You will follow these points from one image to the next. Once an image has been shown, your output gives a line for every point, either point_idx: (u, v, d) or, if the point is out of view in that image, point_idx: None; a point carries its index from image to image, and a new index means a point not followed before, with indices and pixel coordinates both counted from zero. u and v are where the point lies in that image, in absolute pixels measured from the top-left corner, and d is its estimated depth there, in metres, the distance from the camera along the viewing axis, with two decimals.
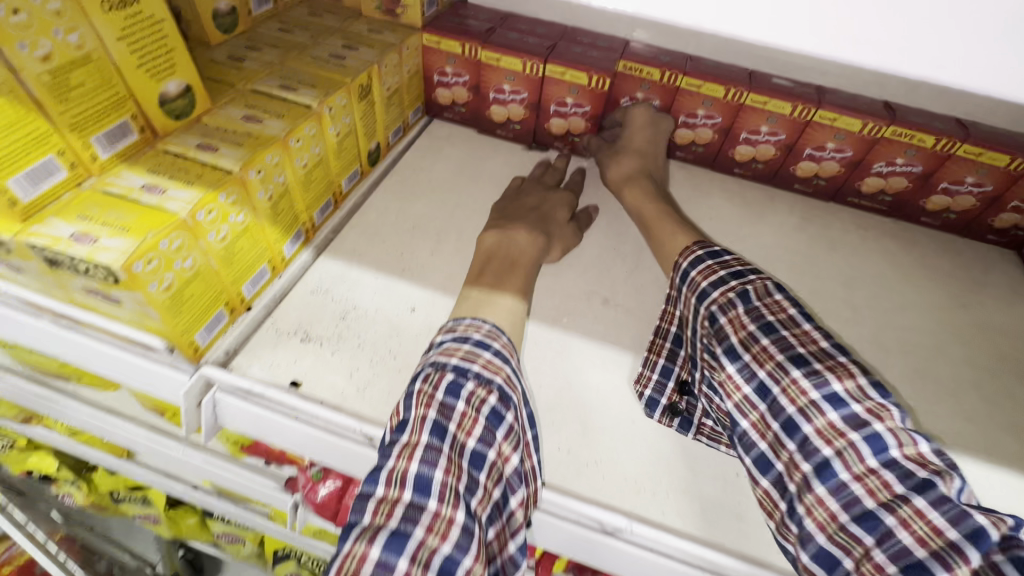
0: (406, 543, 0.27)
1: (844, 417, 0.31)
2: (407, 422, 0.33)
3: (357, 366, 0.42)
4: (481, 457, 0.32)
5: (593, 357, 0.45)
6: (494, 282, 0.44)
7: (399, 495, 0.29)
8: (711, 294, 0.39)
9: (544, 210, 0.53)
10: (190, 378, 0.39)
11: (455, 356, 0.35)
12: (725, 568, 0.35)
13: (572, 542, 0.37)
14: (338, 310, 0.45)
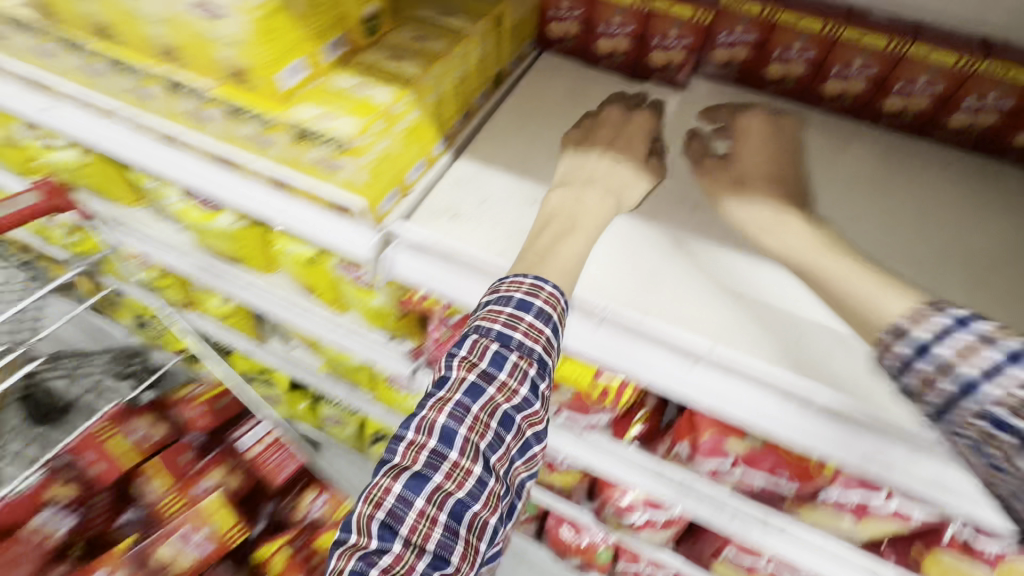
0: (425, 485, 0.42)
1: None
2: (447, 378, 0.46)
3: (492, 235, 0.54)
4: (509, 421, 0.45)
5: (681, 240, 0.55)
6: (551, 243, 0.52)
7: (427, 440, 0.44)
8: (979, 380, 0.35)
9: (614, 159, 0.58)
10: (376, 233, 0.52)
11: (500, 321, 0.46)
12: (791, 384, 0.46)
13: (664, 365, 0.49)
14: (477, 197, 0.57)
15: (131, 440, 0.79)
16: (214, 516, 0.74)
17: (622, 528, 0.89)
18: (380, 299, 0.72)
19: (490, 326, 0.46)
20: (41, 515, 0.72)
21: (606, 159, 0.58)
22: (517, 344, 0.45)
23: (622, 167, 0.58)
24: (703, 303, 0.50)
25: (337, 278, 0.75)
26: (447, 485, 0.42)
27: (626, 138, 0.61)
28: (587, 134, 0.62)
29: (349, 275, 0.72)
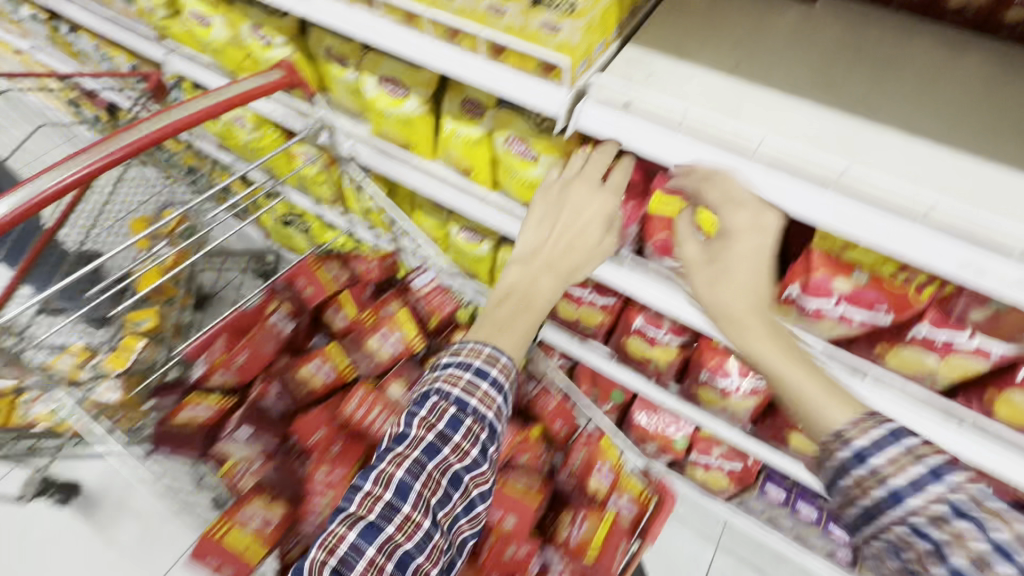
0: (376, 535, 0.57)
1: None
2: (408, 437, 0.63)
3: (664, 92, 0.68)
4: (458, 479, 0.63)
5: (810, 109, 0.67)
6: (508, 317, 0.73)
7: (383, 492, 0.60)
8: (905, 489, 0.50)
9: (574, 242, 0.75)
10: (569, 93, 0.69)
11: (458, 386, 0.66)
12: (902, 198, 0.57)
13: (794, 192, 0.61)
14: (644, 70, 0.71)
15: (331, 275, 1.00)
16: (402, 322, 0.92)
17: (713, 395, 1.04)
18: (540, 170, 0.88)
19: (450, 389, 0.66)
20: (272, 317, 0.93)
21: (562, 243, 0.76)
22: (473, 409, 0.65)
23: (576, 251, 0.75)
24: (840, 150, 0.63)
25: (498, 157, 0.93)
26: (397, 535, 0.57)
27: (586, 219, 0.76)
28: (551, 211, 0.77)
29: (514, 148, 0.88)
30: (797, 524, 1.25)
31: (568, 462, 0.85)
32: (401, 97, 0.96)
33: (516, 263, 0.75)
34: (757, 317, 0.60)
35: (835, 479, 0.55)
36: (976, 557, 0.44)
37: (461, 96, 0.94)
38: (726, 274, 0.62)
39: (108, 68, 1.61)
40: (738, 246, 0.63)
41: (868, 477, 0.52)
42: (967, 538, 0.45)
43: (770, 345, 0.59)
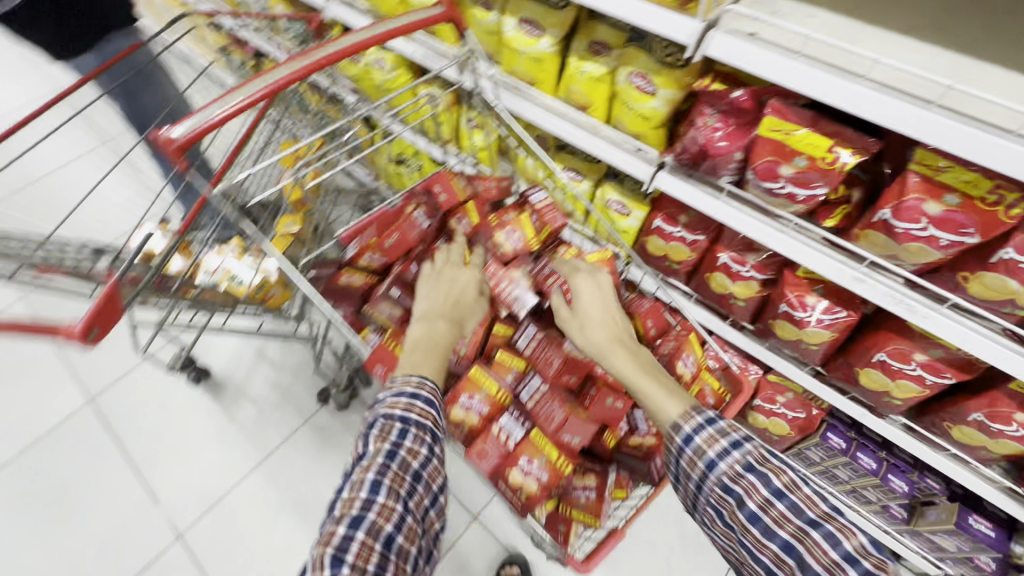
0: (360, 522, 0.64)
1: (803, 522, 0.63)
2: (366, 451, 0.72)
3: (785, 28, 0.78)
4: (419, 474, 0.72)
5: (923, 45, 0.75)
6: (421, 356, 0.84)
7: (359, 493, 0.67)
8: (716, 458, 0.72)
9: (460, 299, 0.94)
10: (700, 23, 0.80)
11: (398, 407, 0.75)
12: (999, 122, 0.66)
13: (902, 112, 0.70)
14: (770, 9, 0.81)
15: (463, 186, 1.16)
16: (523, 222, 1.05)
17: (790, 328, 1.12)
18: (656, 103, 1.00)
19: (393, 411, 0.75)
20: (415, 214, 1.10)
21: (449, 302, 0.93)
22: (415, 420, 0.75)
23: (463, 304, 0.94)
24: (948, 78, 0.71)
25: (619, 93, 1.05)
26: (379, 519, 0.65)
27: (463, 285, 0.96)
28: (431, 284, 0.95)
29: (635, 83, 1.01)
30: (854, 475, 1.32)
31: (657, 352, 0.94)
32: (536, 37, 1.11)
33: (419, 320, 0.89)
34: (614, 350, 0.86)
35: (678, 462, 0.76)
36: (762, 498, 0.67)
37: (590, 39, 1.08)
38: (584, 318, 0.90)
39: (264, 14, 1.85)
40: (586, 299, 0.92)
41: (693, 454, 0.74)
42: (757, 487, 0.68)
43: (625, 363, 0.84)
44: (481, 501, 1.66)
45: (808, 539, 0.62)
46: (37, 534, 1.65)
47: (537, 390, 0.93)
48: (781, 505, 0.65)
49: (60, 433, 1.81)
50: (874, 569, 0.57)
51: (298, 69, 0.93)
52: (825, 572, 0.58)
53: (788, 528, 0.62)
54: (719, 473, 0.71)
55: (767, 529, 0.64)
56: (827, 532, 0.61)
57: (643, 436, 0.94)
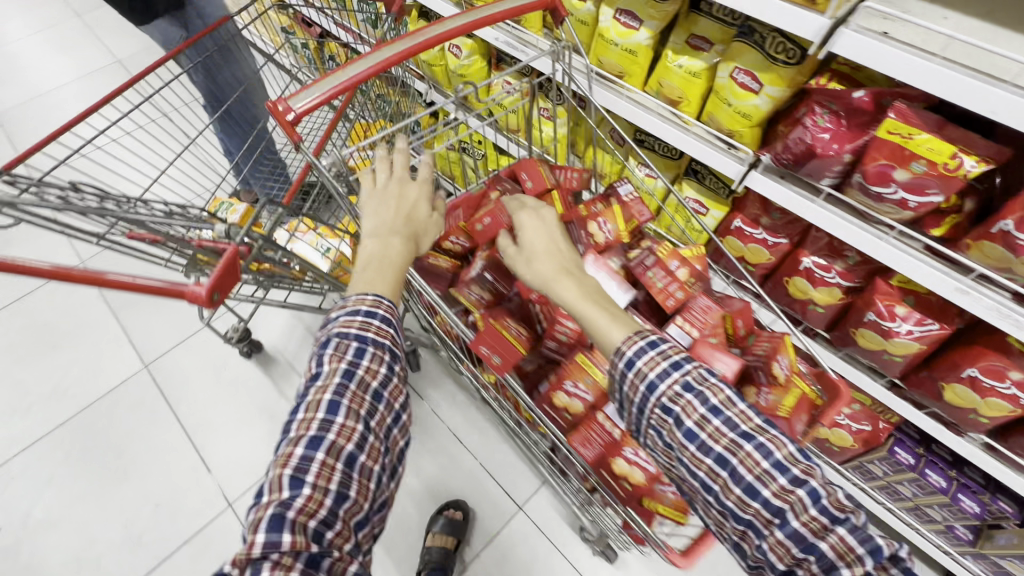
0: (320, 442, 0.74)
1: (740, 440, 0.64)
2: (320, 372, 0.80)
3: (920, 28, 0.77)
4: (379, 394, 0.81)
5: None
6: (373, 272, 0.89)
7: (317, 413, 0.76)
8: (656, 381, 0.68)
9: (414, 214, 0.98)
10: (826, 20, 0.78)
11: (354, 327, 0.82)
12: None
13: None
14: (901, 7, 0.79)
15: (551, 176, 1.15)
16: (616, 212, 1.02)
17: (873, 337, 1.10)
18: (759, 101, 0.98)
19: (347, 331, 0.82)
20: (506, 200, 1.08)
21: (402, 216, 0.96)
22: (372, 339, 0.82)
23: (416, 220, 0.97)
24: None
25: (720, 89, 1.04)
26: (338, 439, 0.75)
27: (415, 199, 0.99)
28: (379, 200, 0.96)
29: (739, 79, 0.99)
30: (921, 492, 1.29)
31: (754, 349, 0.91)
32: (634, 28, 1.09)
33: (371, 237, 0.92)
34: (559, 275, 0.80)
35: (620, 386, 0.72)
36: (698, 416, 0.66)
37: (691, 32, 1.07)
38: (529, 252, 0.86)
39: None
40: (530, 234, 0.88)
41: (634, 377, 0.70)
42: (695, 406, 0.67)
43: (571, 291, 0.79)
44: (527, 491, 1.67)
45: (742, 451, 0.64)
46: (93, 491, 1.69)
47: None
48: (717, 420, 0.66)
49: (118, 395, 1.86)
50: (799, 473, 0.62)
51: (401, 51, 0.93)
52: (755, 481, 0.62)
53: (722, 444, 0.64)
54: (661, 395, 0.68)
55: (702, 447, 0.65)
56: (760, 444, 0.64)
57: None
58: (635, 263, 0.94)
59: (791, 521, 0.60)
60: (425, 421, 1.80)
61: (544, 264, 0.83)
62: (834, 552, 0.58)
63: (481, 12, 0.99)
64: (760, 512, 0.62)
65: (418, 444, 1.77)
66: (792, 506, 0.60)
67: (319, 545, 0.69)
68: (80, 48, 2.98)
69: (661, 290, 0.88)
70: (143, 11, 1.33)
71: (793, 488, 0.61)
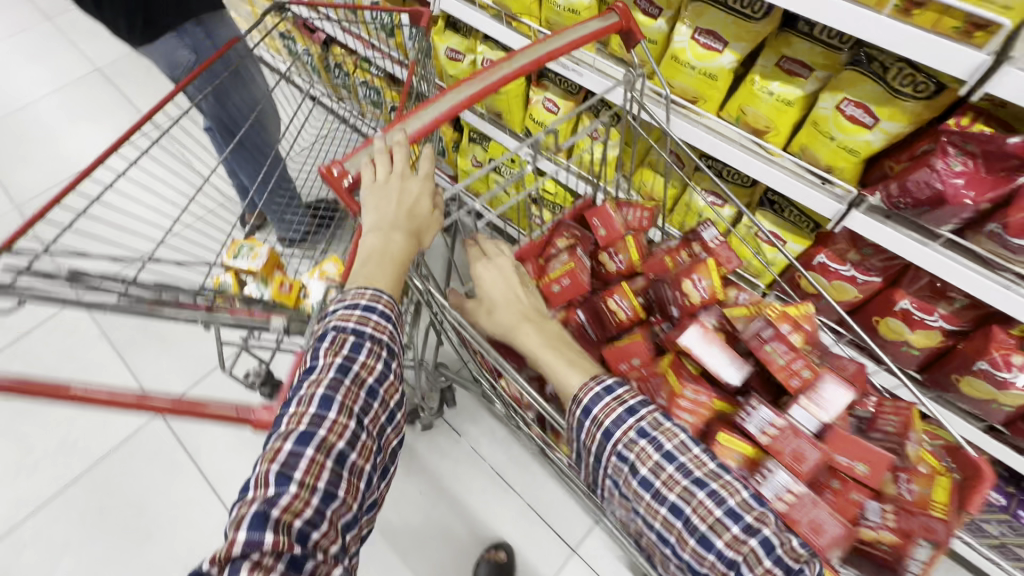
0: (310, 438, 0.70)
1: (697, 487, 0.64)
2: (314, 365, 0.76)
3: None
4: (374, 391, 0.78)
5: None
6: (372, 270, 0.80)
7: (308, 408, 0.72)
8: (612, 429, 0.69)
9: (414, 208, 0.85)
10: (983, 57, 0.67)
11: (352, 320, 0.78)
12: None
13: None
14: None
15: (625, 218, 1.04)
16: (710, 266, 0.90)
17: (979, 385, 1.01)
18: (870, 137, 0.87)
19: (345, 324, 0.78)
20: (581, 254, 0.97)
21: (402, 209, 0.83)
22: (369, 335, 0.78)
23: (417, 215, 0.86)
24: None
25: (819, 120, 0.92)
26: (329, 436, 0.71)
27: (416, 193, 0.85)
28: (381, 192, 0.81)
29: (846, 111, 0.87)
30: (1010, 532, 1.21)
31: (875, 425, 0.82)
32: (716, 51, 0.97)
33: (372, 229, 0.81)
34: (513, 327, 0.85)
35: (579, 433, 0.73)
36: (653, 464, 0.66)
37: (783, 54, 0.94)
38: (488, 303, 0.89)
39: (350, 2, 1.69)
40: (488, 285, 0.90)
41: (592, 425, 0.71)
42: (650, 453, 0.67)
43: (529, 340, 0.82)
44: (580, 531, 1.60)
45: (697, 500, 0.64)
46: (116, 553, 1.57)
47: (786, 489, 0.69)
48: (671, 467, 0.65)
49: (131, 448, 1.73)
50: (751, 521, 0.62)
51: (469, 95, 0.80)
52: (708, 531, 0.62)
53: (675, 493, 0.64)
54: (617, 443, 0.69)
55: (657, 495, 0.65)
56: (712, 491, 0.64)
57: (877, 530, 0.73)
58: (747, 332, 0.82)
59: (745, 574, 0.60)
60: (467, 459, 1.71)
61: (501, 315, 0.87)
62: None
63: (555, 42, 0.85)
64: (715, 565, 0.61)
65: (462, 485, 1.67)
66: (744, 559, 0.59)
67: (303, 546, 0.64)
68: (55, 55, 2.75)
69: (784, 366, 0.78)
70: (143, 29, 1.19)
71: (746, 537, 0.61)
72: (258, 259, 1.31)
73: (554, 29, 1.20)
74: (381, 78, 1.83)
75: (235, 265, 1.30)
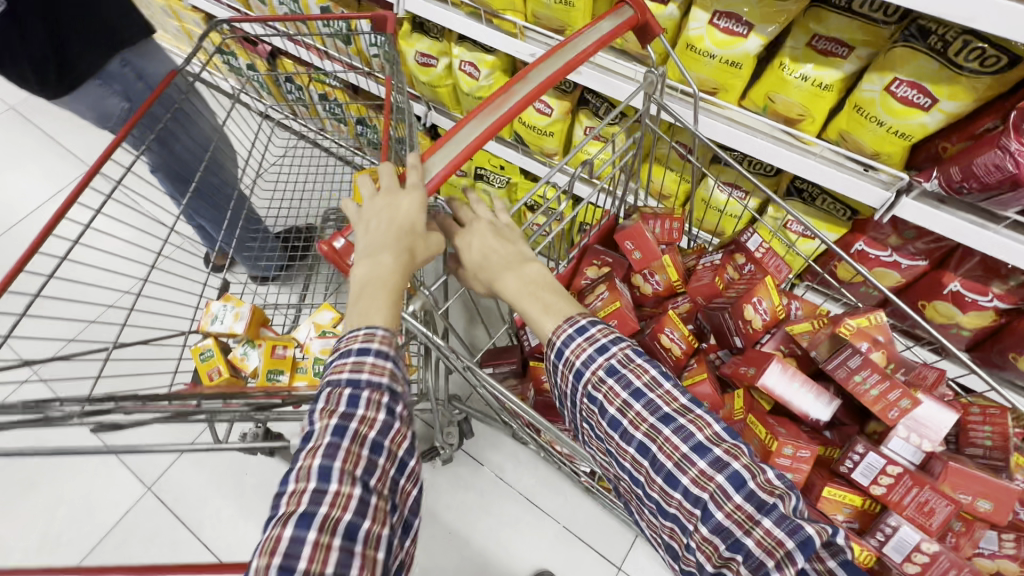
0: (311, 520, 0.51)
1: (667, 425, 0.58)
2: (311, 433, 0.57)
3: None
4: (379, 446, 0.57)
5: None
6: (368, 306, 0.62)
7: (307, 484, 0.54)
8: (583, 370, 0.63)
9: (409, 224, 0.66)
10: None
11: (346, 369, 0.59)
12: None
13: None
14: None
15: (661, 234, 0.98)
16: (768, 286, 0.88)
17: None
18: (928, 119, 0.78)
19: (339, 376, 0.59)
20: (619, 284, 0.93)
21: (386, 223, 0.66)
22: (366, 382, 0.58)
23: (415, 235, 0.67)
24: None
25: (864, 104, 0.82)
26: (333, 512, 0.52)
27: (405, 215, 0.66)
28: (369, 216, 0.67)
29: (897, 93, 0.78)
30: None
31: (970, 438, 0.78)
32: (740, 35, 0.86)
33: (361, 255, 0.65)
34: (495, 277, 0.71)
35: (553, 378, 0.68)
36: (621, 403, 0.61)
37: (815, 32, 0.84)
38: (470, 265, 0.74)
39: (296, 10, 1.51)
40: (468, 245, 0.74)
41: (562, 368, 0.65)
42: (617, 392, 0.61)
43: (515, 292, 0.70)
44: (622, 547, 1.54)
45: (662, 437, 0.58)
46: None
47: (915, 550, 0.72)
48: (638, 404, 0.60)
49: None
50: (720, 454, 0.56)
51: (487, 129, 0.66)
52: (673, 467, 0.56)
53: (641, 430, 0.59)
54: (584, 385, 0.63)
55: (624, 434, 0.60)
56: (680, 427, 0.58)
57: (995, 560, 0.75)
58: (831, 362, 0.80)
59: (715, 512, 0.54)
60: (492, 488, 1.62)
61: (484, 270, 0.73)
62: (760, 549, 0.51)
63: (573, 48, 0.72)
64: (681, 504, 0.55)
65: (492, 517, 1.58)
66: (710, 495, 0.54)
67: None
68: None
69: (880, 398, 0.76)
70: (57, 82, 1.00)
71: (713, 472, 0.55)
72: (240, 321, 1.14)
73: (545, 23, 1.07)
74: (341, 90, 1.65)
75: (213, 331, 1.15)
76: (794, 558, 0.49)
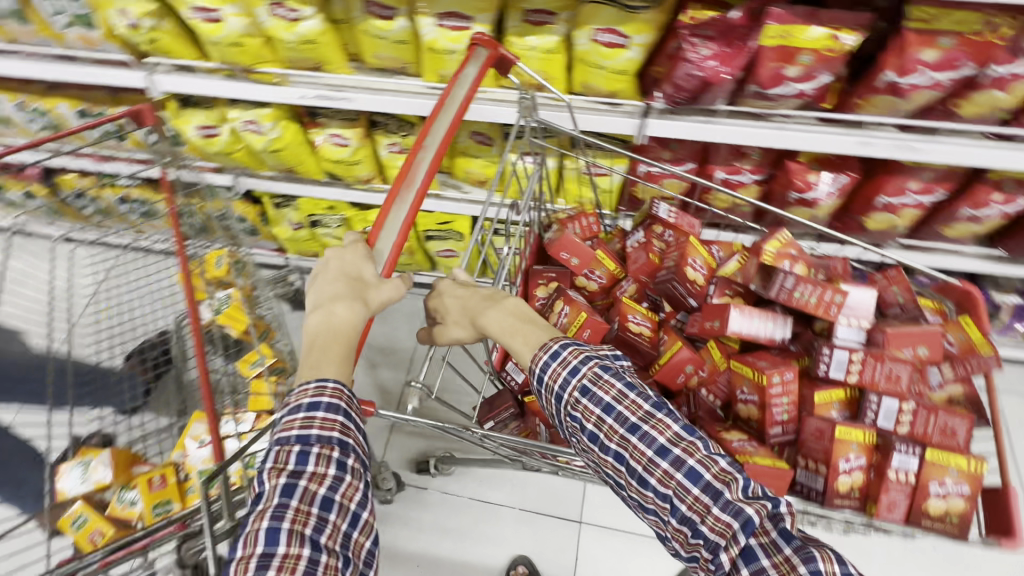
0: None
1: (631, 432, 0.67)
2: (262, 494, 0.59)
3: None
4: (329, 500, 0.58)
5: None
6: (316, 358, 0.65)
7: (255, 550, 0.54)
8: (562, 393, 0.72)
9: (354, 276, 0.70)
10: None
11: (296, 426, 0.61)
12: None
13: None
14: None
15: (592, 240, 1.18)
16: (694, 246, 1.06)
17: (801, 211, 1.18)
18: (631, 53, 0.93)
19: (289, 433, 0.61)
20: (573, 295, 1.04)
21: (341, 280, 0.70)
22: (316, 437, 0.60)
23: (362, 283, 0.69)
24: None
25: (584, 56, 0.97)
26: None
27: (353, 266, 0.70)
28: (325, 266, 0.73)
29: (601, 40, 0.92)
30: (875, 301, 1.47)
31: (887, 303, 0.96)
32: (466, 28, 0.97)
33: (315, 309, 0.69)
34: (478, 326, 0.82)
35: (547, 405, 0.75)
36: (596, 418, 0.70)
37: (524, 8, 0.96)
38: (457, 324, 0.85)
39: (50, 124, 1.40)
40: (453, 303, 0.86)
41: (546, 393, 0.74)
42: (591, 409, 0.70)
43: (501, 326, 0.80)
44: (576, 501, 1.63)
45: (632, 446, 0.67)
46: None
47: (900, 413, 0.83)
48: (609, 418, 0.69)
49: None
50: (678, 453, 0.65)
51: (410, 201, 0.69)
52: (643, 470, 0.65)
53: (614, 440, 0.67)
54: (566, 406, 0.72)
55: (602, 444, 0.69)
56: (643, 433, 0.67)
57: (946, 389, 0.89)
58: (773, 288, 0.93)
59: (678, 505, 0.63)
60: (443, 505, 1.64)
61: (468, 322, 0.84)
62: (715, 533, 0.60)
63: (453, 98, 0.76)
64: (654, 499, 0.64)
65: (451, 536, 1.59)
66: (674, 491, 0.63)
67: None
68: None
69: (819, 303, 0.89)
70: None
71: (673, 470, 0.64)
72: (105, 470, 1.09)
73: (301, 65, 1.09)
74: (138, 187, 1.55)
75: (78, 493, 1.07)
76: (737, 538, 0.59)
